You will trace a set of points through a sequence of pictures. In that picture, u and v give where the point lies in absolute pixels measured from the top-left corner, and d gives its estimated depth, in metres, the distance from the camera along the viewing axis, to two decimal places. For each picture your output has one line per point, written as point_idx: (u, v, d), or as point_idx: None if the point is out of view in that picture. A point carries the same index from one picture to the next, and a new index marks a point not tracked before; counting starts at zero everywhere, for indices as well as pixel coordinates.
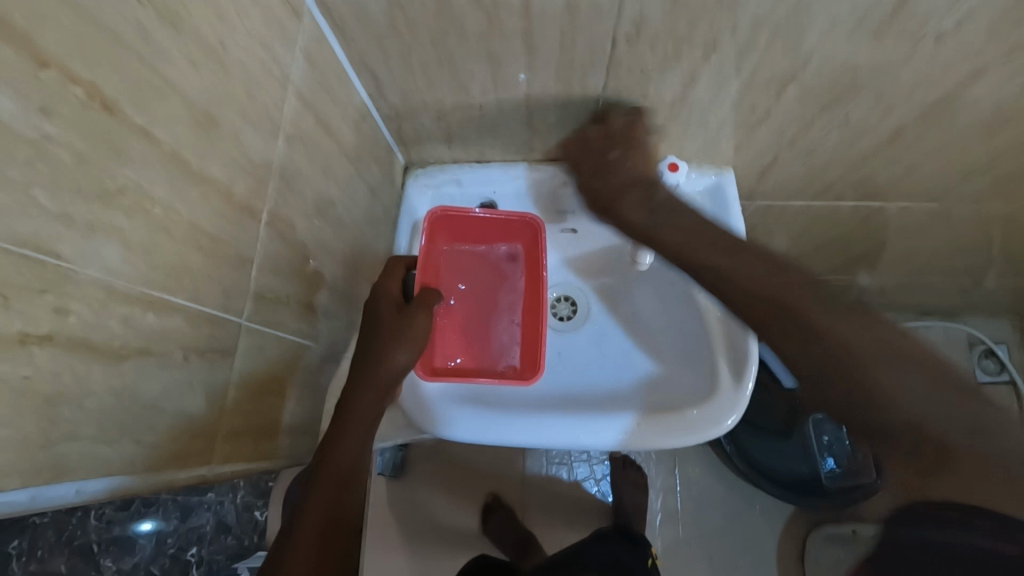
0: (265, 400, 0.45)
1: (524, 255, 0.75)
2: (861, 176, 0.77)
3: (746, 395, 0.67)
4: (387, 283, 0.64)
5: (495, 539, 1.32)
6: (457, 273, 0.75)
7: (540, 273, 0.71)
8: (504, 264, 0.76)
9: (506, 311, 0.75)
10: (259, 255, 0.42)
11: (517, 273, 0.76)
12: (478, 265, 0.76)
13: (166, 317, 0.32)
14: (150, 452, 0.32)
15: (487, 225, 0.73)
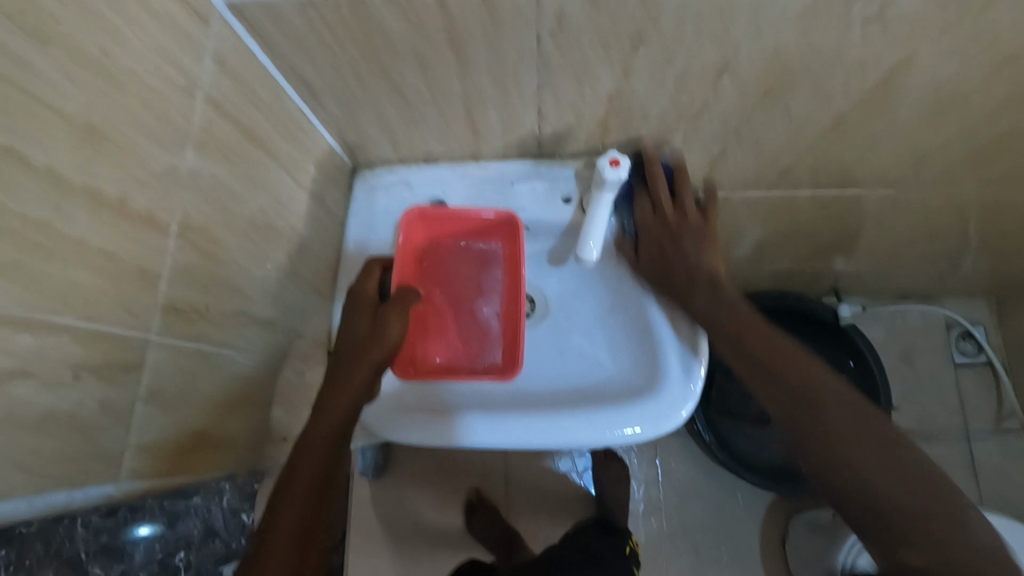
0: (186, 414, 0.44)
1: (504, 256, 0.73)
2: (814, 163, 0.76)
3: (696, 386, 0.67)
4: (362, 286, 0.65)
5: (479, 536, 1.32)
6: (438, 274, 0.74)
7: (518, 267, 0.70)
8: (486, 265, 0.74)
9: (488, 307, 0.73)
10: (170, 268, 0.41)
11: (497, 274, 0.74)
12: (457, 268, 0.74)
13: (46, 337, 0.31)
14: (40, 474, 0.32)
15: (466, 227, 0.72)
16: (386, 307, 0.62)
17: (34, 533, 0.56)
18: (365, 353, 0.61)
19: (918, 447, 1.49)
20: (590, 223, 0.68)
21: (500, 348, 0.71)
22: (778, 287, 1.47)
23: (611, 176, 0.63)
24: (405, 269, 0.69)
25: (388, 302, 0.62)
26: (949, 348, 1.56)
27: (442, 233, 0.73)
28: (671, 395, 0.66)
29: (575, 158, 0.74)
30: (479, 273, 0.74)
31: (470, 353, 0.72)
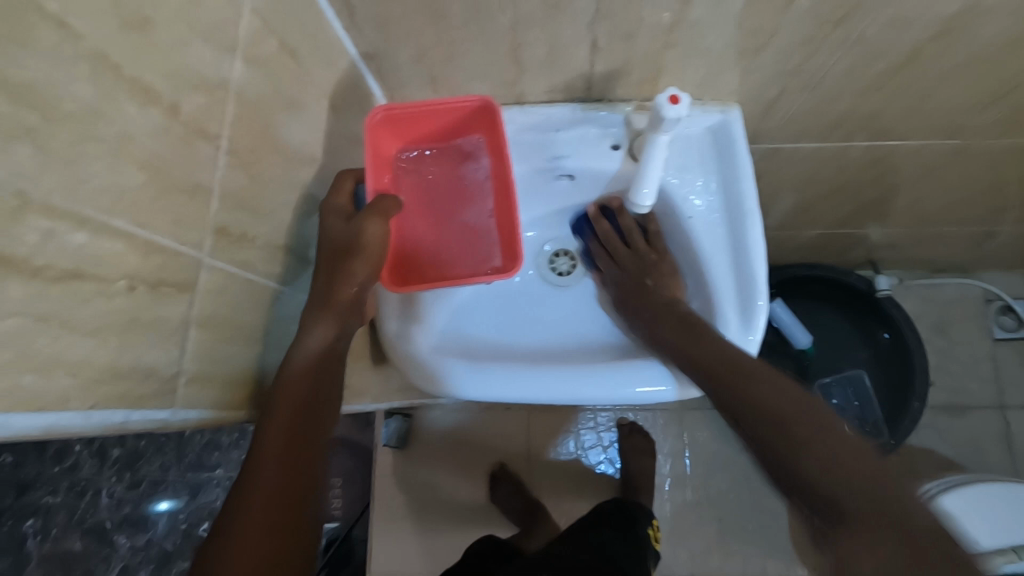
0: (233, 345, 0.42)
1: (487, 151, 0.66)
2: (873, 109, 0.72)
3: (754, 338, 0.65)
4: (333, 200, 0.56)
5: (501, 508, 1.31)
6: (417, 179, 0.67)
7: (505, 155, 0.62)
8: (468, 163, 0.67)
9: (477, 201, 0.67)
10: (218, 186, 0.38)
11: (480, 169, 0.67)
12: (436, 171, 0.68)
13: (100, 239, 0.28)
14: (94, 387, 0.29)
15: (439, 119, 0.64)
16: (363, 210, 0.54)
17: (59, 503, 0.73)
18: (346, 274, 0.53)
19: (951, 422, 1.46)
20: (644, 169, 0.65)
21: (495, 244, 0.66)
22: (809, 258, 1.43)
23: (670, 114, 0.59)
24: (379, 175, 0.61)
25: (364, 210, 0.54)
26: (987, 322, 1.52)
27: (412, 132, 0.65)
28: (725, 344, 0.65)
29: (624, 102, 0.70)
30: (461, 170, 0.68)
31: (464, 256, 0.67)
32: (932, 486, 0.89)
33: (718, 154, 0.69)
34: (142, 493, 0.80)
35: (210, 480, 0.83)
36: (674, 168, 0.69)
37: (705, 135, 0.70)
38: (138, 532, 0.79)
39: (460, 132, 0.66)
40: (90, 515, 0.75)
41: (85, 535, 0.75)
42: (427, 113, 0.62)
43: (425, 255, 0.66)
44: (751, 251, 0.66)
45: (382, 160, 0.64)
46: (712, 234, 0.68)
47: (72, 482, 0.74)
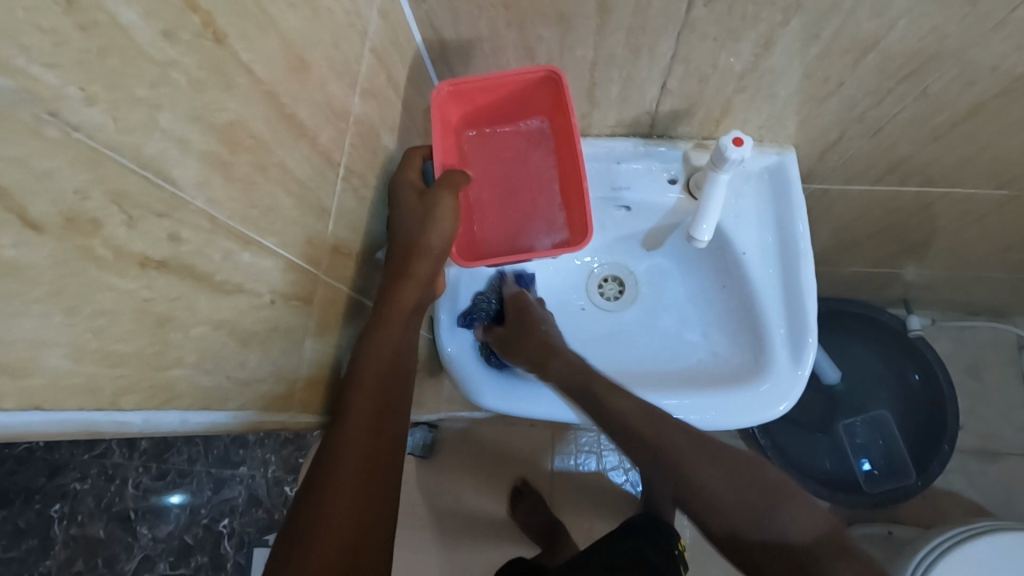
0: (333, 353, 0.45)
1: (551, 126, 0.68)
2: (927, 157, 0.74)
3: (803, 375, 0.66)
4: (405, 172, 0.60)
5: (522, 522, 1.32)
6: (483, 154, 0.69)
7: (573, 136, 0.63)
8: (533, 138, 0.69)
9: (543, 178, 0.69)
10: (335, 206, 0.42)
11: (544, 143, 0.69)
12: (501, 150, 0.70)
13: (258, 256, 0.32)
14: (242, 388, 0.32)
15: (505, 94, 0.64)
16: (438, 196, 0.58)
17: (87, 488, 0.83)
18: (421, 246, 0.57)
19: (982, 467, 1.44)
20: (704, 205, 0.67)
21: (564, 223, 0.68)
22: (843, 293, 1.43)
23: (733, 155, 0.62)
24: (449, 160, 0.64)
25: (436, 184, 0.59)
26: (1020, 369, 1.51)
27: (478, 109, 0.66)
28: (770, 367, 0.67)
29: (685, 139, 0.73)
30: (526, 144, 0.69)
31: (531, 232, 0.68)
32: (962, 530, 0.90)
33: (773, 195, 0.71)
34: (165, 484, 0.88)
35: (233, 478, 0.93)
36: (729, 205, 0.72)
37: (761, 175, 0.72)
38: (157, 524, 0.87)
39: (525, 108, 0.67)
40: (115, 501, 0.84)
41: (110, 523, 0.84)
42: (490, 90, 0.63)
43: (490, 227, 0.69)
44: (803, 289, 0.68)
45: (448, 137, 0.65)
46: (765, 270, 0.70)
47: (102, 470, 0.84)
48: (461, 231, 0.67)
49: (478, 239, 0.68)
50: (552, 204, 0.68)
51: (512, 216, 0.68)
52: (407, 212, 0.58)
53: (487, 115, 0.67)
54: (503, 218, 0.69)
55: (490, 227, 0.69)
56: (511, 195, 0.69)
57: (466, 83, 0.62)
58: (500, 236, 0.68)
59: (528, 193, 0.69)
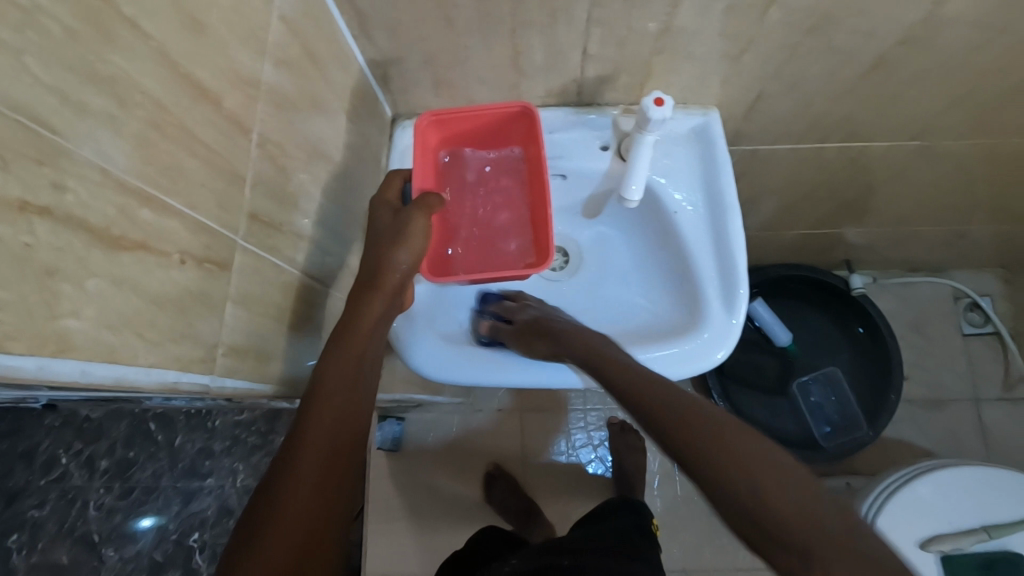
0: (263, 323, 0.45)
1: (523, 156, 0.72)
2: (844, 113, 0.78)
3: (737, 322, 0.69)
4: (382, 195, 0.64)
5: (498, 507, 1.34)
6: (459, 181, 0.72)
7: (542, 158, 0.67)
8: (507, 167, 0.72)
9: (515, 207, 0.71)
10: (253, 173, 0.42)
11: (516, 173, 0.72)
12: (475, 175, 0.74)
13: (162, 214, 0.32)
14: (155, 346, 0.32)
15: (484, 124, 0.70)
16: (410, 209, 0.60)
17: (48, 514, 0.94)
18: (387, 262, 0.59)
19: (929, 415, 1.52)
20: (632, 165, 0.69)
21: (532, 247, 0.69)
22: (790, 257, 1.49)
23: (656, 114, 0.65)
24: (424, 179, 0.68)
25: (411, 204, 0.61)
26: (956, 319, 1.59)
27: (459, 137, 0.72)
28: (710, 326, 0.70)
29: (612, 106, 0.75)
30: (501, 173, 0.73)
31: (502, 257, 0.70)
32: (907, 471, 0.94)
33: (699, 154, 0.74)
34: (116, 511, 0.98)
35: (198, 491, 1.00)
36: (659, 167, 0.74)
37: (688, 136, 0.75)
38: (122, 545, 0.97)
39: (502, 138, 0.72)
40: (75, 525, 0.96)
41: (72, 547, 0.95)
42: (471, 120, 0.69)
43: (464, 252, 0.71)
44: (732, 243, 0.70)
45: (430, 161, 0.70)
46: (697, 229, 0.72)
47: (60, 494, 0.95)
48: (432, 252, 0.68)
49: (450, 262, 0.70)
50: (524, 232, 0.71)
51: (483, 244, 0.71)
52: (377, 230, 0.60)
53: (467, 144, 0.72)
54: (475, 243, 0.71)
55: (461, 250, 0.71)
56: (485, 223, 0.72)
57: (449, 113, 0.69)
58: (471, 260, 0.70)
59: (502, 222, 0.71)
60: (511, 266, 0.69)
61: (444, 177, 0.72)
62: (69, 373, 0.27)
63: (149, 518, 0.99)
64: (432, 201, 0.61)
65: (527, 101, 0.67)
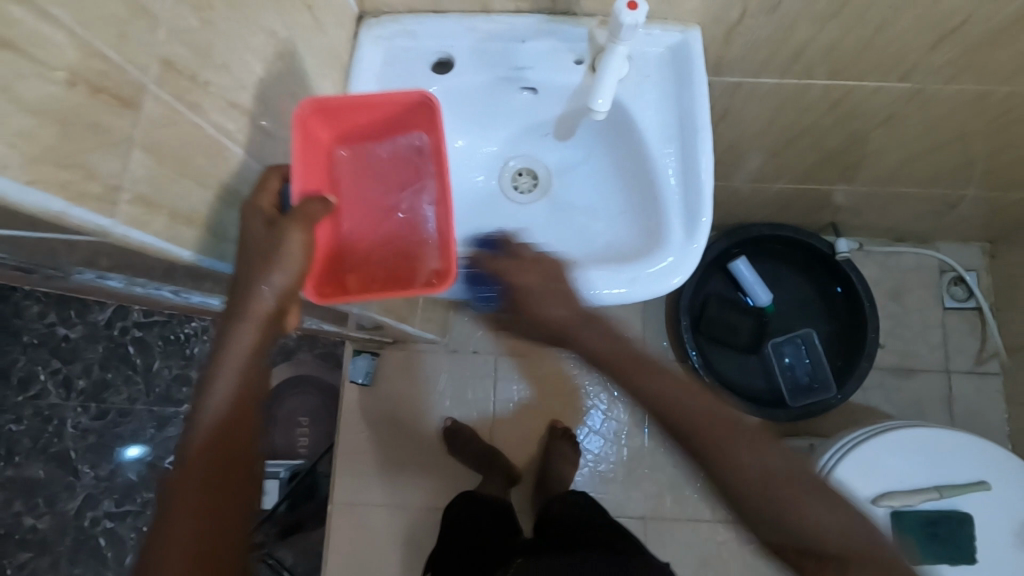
0: (184, 187, 0.43)
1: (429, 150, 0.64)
2: (830, 41, 0.75)
3: (698, 248, 0.67)
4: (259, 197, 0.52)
5: (459, 453, 1.35)
6: (353, 179, 0.64)
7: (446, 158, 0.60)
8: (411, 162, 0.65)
9: (419, 210, 0.65)
10: (169, 16, 0.39)
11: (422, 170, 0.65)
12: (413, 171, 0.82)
13: (40, 19, 0.29)
14: (34, 166, 0.30)
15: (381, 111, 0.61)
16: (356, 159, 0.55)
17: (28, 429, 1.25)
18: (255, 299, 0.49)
19: (900, 383, 1.53)
20: (601, 75, 0.66)
21: (439, 254, 0.62)
22: (775, 217, 1.46)
23: (626, 20, 0.61)
24: (310, 177, 0.57)
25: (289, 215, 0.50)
26: (939, 291, 1.58)
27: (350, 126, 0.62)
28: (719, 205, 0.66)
29: (589, 17, 0.71)
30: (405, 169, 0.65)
31: (406, 265, 0.63)
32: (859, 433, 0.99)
33: (674, 73, 0.71)
34: (78, 434, 1.26)
35: (177, 416, 1.26)
36: (631, 85, 0.71)
37: (665, 54, 0.71)
38: (100, 462, 1.25)
39: (402, 128, 0.64)
40: (54, 440, 1.25)
41: (48, 459, 1.25)
42: (366, 109, 0.60)
43: (363, 264, 0.62)
44: (700, 167, 0.68)
45: (317, 156, 0.60)
46: (665, 152, 0.70)
47: (40, 412, 1.26)
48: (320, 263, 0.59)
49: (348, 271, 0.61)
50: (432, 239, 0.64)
51: (386, 254, 0.63)
52: (245, 250, 0.49)
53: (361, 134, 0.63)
54: (376, 253, 0.63)
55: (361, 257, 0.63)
56: (386, 230, 0.64)
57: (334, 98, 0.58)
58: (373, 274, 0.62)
59: (406, 229, 0.64)
60: (416, 276, 0.62)
61: (331, 174, 0.62)
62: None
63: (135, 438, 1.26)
64: (315, 210, 0.51)
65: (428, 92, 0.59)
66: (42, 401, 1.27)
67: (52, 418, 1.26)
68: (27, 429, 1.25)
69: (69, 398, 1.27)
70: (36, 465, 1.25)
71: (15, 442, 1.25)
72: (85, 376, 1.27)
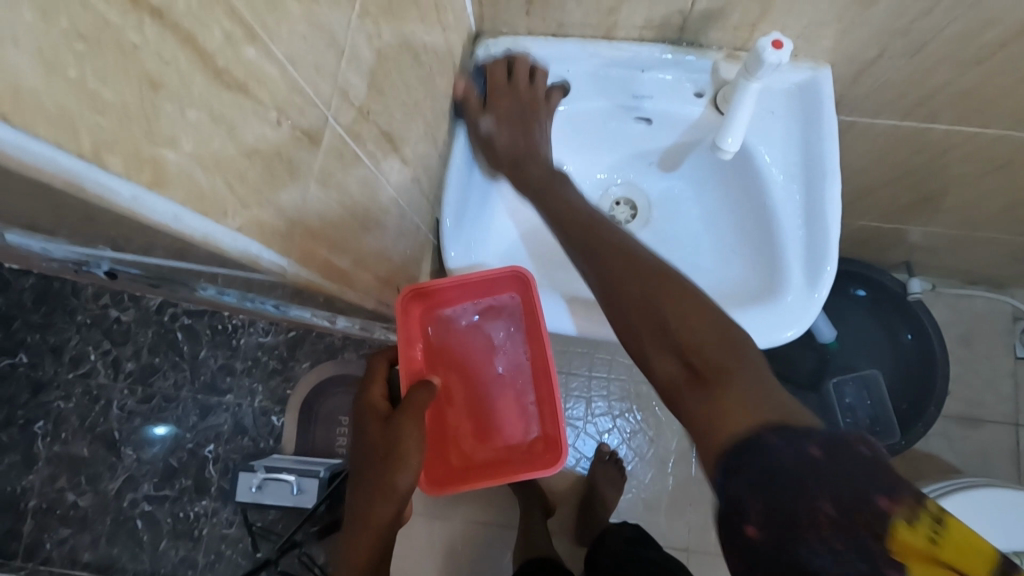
0: (340, 217, 0.42)
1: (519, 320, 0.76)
2: (966, 86, 0.71)
3: (819, 298, 0.64)
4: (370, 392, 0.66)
5: None
6: (452, 351, 0.76)
7: (538, 329, 0.72)
8: (501, 321, 0.76)
9: (509, 364, 0.77)
10: (351, 46, 0.38)
11: (512, 335, 0.77)
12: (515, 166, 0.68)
13: (264, 58, 0.28)
14: (246, 205, 0.29)
15: (474, 287, 0.73)
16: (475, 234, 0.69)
17: (74, 410, 1.22)
18: (386, 487, 0.58)
19: (964, 432, 1.46)
20: (733, 114, 0.63)
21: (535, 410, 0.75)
22: (846, 252, 1.41)
23: (771, 59, 0.58)
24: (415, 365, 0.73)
25: (403, 413, 0.61)
26: (1012, 339, 1.51)
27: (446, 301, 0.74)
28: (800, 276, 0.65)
29: (715, 49, 0.69)
30: (495, 331, 0.77)
31: (505, 420, 0.76)
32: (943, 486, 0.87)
33: (801, 112, 0.68)
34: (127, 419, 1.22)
35: (221, 407, 1.21)
36: (754, 123, 0.68)
37: (792, 92, 0.69)
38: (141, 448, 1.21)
39: (492, 295, 0.75)
40: (99, 423, 1.22)
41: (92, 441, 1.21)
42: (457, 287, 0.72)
43: (469, 427, 0.75)
44: (827, 214, 0.65)
45: (420, 333, 0.74)
46: (788, 195, 0.67)
47: (86, 394, 1.23)
48: (437, 438, 0.74)
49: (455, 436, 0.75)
50: (525, 393, 0.76)
51: (488, 412, 0.76)
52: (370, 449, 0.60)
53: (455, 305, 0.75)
54: (478, 410, 0.76)
55: (469, 423, 0.75)
56: (484, 389, 0.76)
57: (430, 286, 0.71)
58: (476, 433, 0.75)
59: (504, 387, 0.77)
60: (517, 432, 0.75)
61: (435, 342, 0.75)
62: (38, 156, 0.18)
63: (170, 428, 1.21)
64: (420, 398, 0.63)
65: (518, 268, 0.70)
66: (91, 380, 1.24)
67: (99, 398, 1.22)
68: (74, 408, 1.22)
69: (117, 380, 1.23)
70: (82, 444, 1.21)
71: (60, 420, 1.22)
72: (134, 359, 1.24)
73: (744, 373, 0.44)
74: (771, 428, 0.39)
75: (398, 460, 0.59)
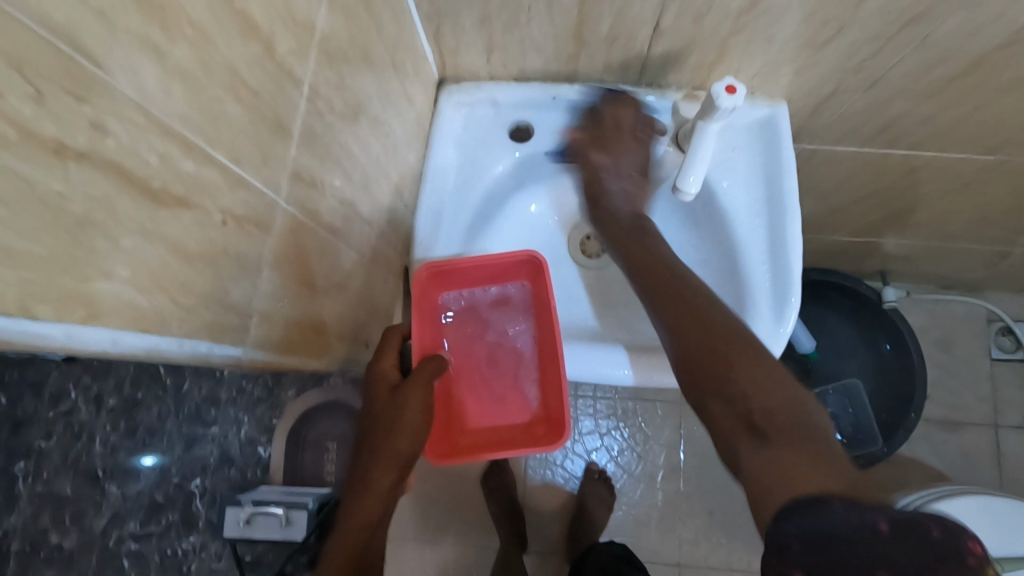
0: (295, 290, 0.42)
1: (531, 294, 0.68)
2: (921, 117, 0.73)
3: (785, 332, 0.65)
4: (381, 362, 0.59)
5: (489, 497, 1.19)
6: (456, 327, 0.68)
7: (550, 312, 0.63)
8: (512, 302, 0.68)
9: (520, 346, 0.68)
10: (302, 130, 0.38)
11: (522, 311, 0.68)
12: None
13: (205, 167, 0.29)
14: (189, 302, 0.31)
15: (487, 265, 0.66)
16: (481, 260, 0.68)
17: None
18: (386, 451, 0.53)
19: (946, 436, 1.43)
20: (693, 153, 0.64)
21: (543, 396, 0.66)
22: (823, 263, 1.42)
23: (726, 104, 0.59)
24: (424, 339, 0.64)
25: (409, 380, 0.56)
26: (986, 342, 1.49)
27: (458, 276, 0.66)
28: (767, 312, 0.65)
29: (675, 89, 0.70)
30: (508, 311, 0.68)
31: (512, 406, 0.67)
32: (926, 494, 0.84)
33: (761, 149, 0.70)
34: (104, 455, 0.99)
35: (204, 438, 1.02)
36: (716, 159, 0.70)
37: (751, 129, 0.70)
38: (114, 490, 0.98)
39: (506, 274, 0.67)
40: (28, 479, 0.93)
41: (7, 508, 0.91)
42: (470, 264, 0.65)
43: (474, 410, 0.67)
44: (789, 249, 0.66)
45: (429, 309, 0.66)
46: (753, 229, 0.68)
47: (8, 445, 0.93)
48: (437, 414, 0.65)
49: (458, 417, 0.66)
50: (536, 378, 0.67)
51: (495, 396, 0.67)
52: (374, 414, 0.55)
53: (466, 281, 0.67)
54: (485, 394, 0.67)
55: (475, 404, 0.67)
56: (492, 371, 0.68)
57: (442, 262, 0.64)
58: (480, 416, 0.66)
59: (513, 371, 0.67)
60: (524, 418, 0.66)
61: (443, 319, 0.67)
62: None
63: (150, 462, 0.99)
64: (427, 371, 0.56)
65: (533, 255, 0.64)
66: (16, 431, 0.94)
67: (34, 449, 0.94)
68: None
69: (62, 423, 0.96)
70: (13, 502, 0.93)
71: None
72: (86, 398, 0.96)
73: (800, 436, 0.45)
74: (836, 496, 0.39)
75: (398, 425, 0.54)
